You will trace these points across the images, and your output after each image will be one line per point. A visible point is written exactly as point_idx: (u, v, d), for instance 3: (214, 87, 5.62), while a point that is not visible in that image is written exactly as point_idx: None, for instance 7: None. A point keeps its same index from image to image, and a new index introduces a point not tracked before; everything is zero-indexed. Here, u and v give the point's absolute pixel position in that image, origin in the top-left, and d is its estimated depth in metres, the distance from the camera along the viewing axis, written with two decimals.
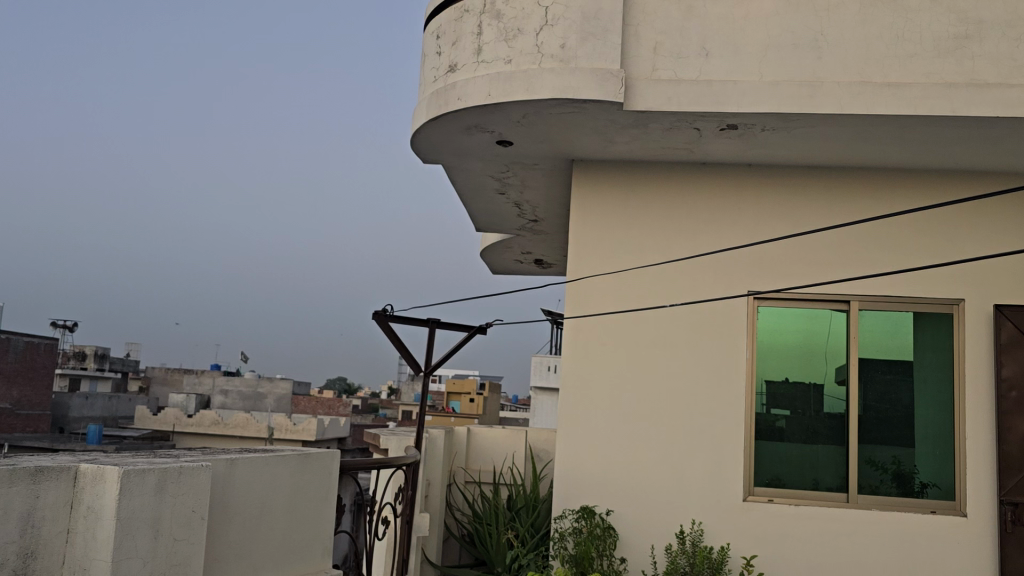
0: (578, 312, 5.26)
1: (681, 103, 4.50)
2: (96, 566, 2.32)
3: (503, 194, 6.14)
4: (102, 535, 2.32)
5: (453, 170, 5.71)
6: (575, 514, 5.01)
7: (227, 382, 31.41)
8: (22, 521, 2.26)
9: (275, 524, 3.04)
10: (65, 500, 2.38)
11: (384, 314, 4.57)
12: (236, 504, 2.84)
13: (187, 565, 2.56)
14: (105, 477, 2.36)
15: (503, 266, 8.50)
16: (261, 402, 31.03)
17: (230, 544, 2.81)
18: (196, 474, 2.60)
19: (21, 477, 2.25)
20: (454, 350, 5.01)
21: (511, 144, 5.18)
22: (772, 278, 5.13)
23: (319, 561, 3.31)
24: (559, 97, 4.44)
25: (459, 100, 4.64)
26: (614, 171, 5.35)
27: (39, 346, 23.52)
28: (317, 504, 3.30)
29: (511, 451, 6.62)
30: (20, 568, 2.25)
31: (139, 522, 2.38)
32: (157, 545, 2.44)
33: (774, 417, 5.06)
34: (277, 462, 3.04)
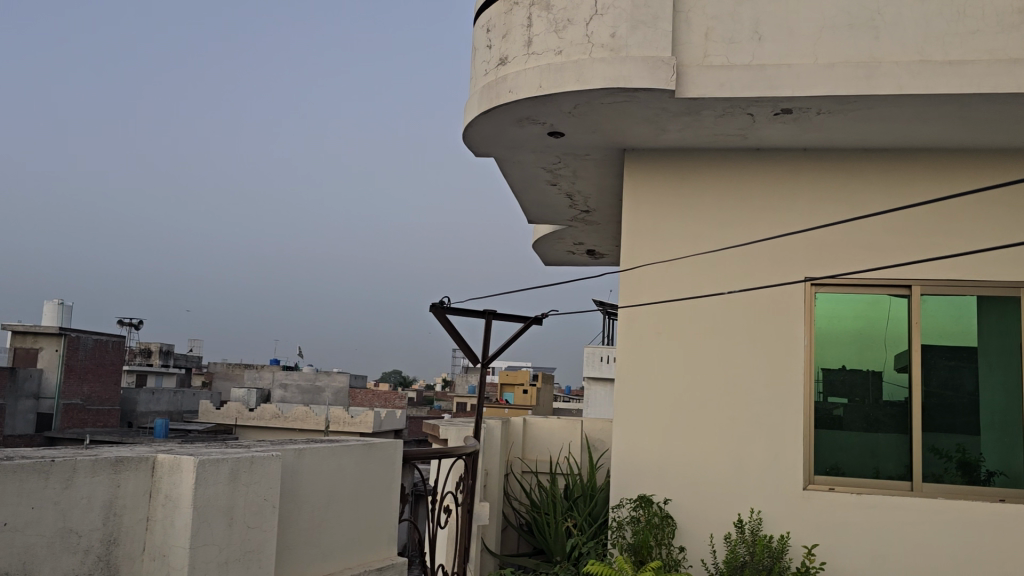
0: (632, 301, 5.25)
1: (734, 88, 4.46)
2: (175, 552, 2.41)
3: (555, 185, 6.16)
4: (180, 522, 2.42)
5: (506, 162, 5.74)
6: (632, 503, 5.02)
7: (285, 376, 32.04)
8: (104, 509, 2.36)
9: (341, 513, 3.11)
10: (144, 489, 2.49)
11: (441, 306, 4.62)
12: (304, 493, 2.92)
13: (260, 551, 2.64)
14: (182, 466, 2.45)
15: (556, 258, 8.52)
16: (319, 395, 31.52)
17: (299, 533, 2.89)
18: (267, 464, 2.68)
19: (102, 467, 2.36)
20: (510, 341, 5.05)
21: (563, 135, 5.19)
22: (829, 264, 5.06)
23: (384, 548, 3.38)
24: (609, 86, 4.44)
25: (510, 93, 4.66)
26: (667, 159, 5.33)
27: (108, 343, 24.25)
28: (382, 493, 3.37)
29: (568, 441, 6.66)
30: (104, 554, 2.36)
31: (214, 510, 2.47)
32: (231, 532, 2.52)
33: (832, 406, 5.00)
34: (342, 453, 3.12)
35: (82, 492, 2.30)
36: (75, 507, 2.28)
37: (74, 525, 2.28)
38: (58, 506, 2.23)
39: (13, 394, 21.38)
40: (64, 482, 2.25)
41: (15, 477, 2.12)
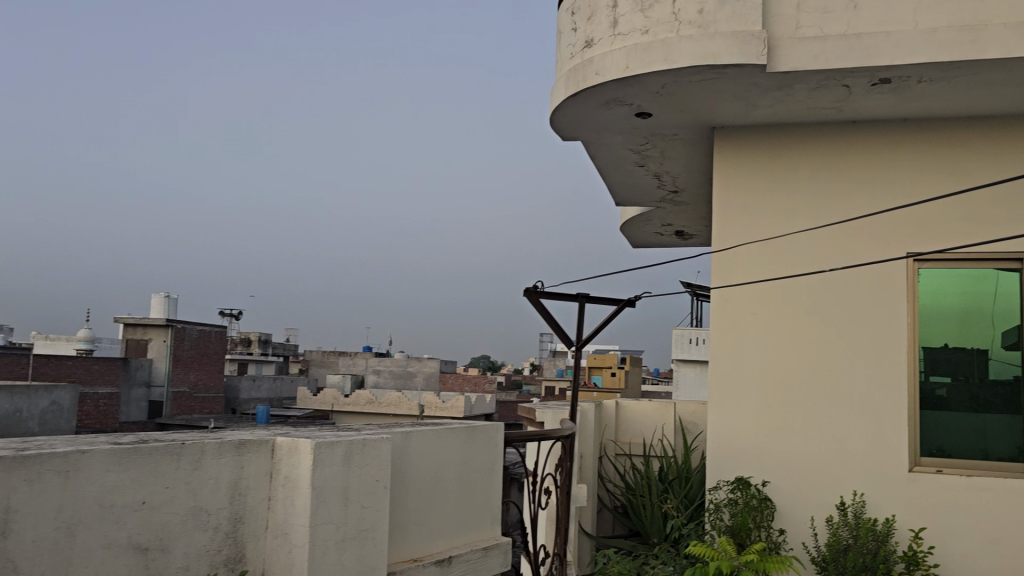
0: (725, 282, 5.19)
1: (829, 60, 4.32)
2: (295, 530, 2.53)
3: (643, 166, 6.10)
4: (300, 502, 2.53)
5: (593, 145, 5.72)
6: (730, 485, 4.97)
7: (376, 363, 32.79)
8: (230, 489, 2.49)
9: (447, 494, 3.20)
10: (265, 471, 2.61)
11: (534, 291, 4.66)
12: (411, 474, 3.01)
13: (374, 530, 2.74)
14: (300, 449, 2.56)
15: (644, 240, 8.44)
16: (410, 382, 32.05)
17: (408, 512, 2.99)
18: (378, 445, 2.77)
19: (228, 449, 2.48)
20: (604, 323, 5.05)
21: (651, 116, 5.14)
22: (932, 239, 4.87)
23: (488, 528, 3.45)
24: (698, 64, 4.37)
25: (597, 75, 4.64)
26: (758, 136, 5.22)
27: (213, 333, 25.31)
28: (485, 475, 3.44)
29: (661, 423, 6.63)
30: (231, 532, 2.49)
31: (331, 490, 2.57)
32: (346, 512, 2.62)
33: (934, 385, 4.82)
34: (447, 435, 3.19)
35: (210, 473, 2.44)
36: (204, 487, 2.41)
37: (203, 504, 2.41)
38: (189, 486, 2.37)
39: (127, 383, 22.56)
40: (194, 464, 2.39)
41: (150, 459, 2.26)
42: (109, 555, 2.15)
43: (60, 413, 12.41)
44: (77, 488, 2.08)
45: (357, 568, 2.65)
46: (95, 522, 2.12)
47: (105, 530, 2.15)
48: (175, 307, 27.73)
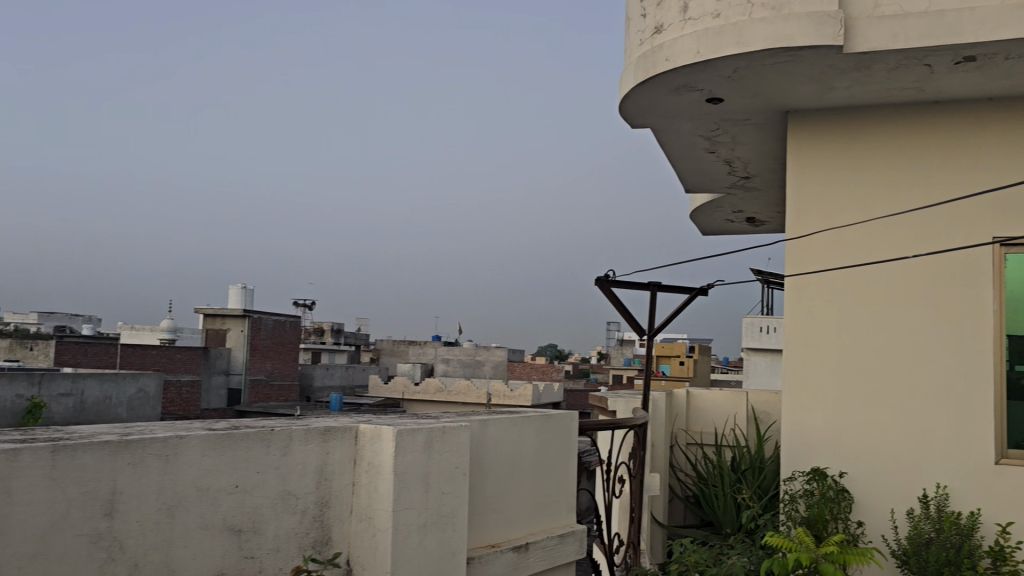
0: (799, 270, 5.12)
1: (909, 39, 4.19)
2: (379, 515, 2.59)
3: (713, 152, 6.02)
4: (383, 487, 2.59)
5: (663, 132, 5.67)
6: (805, 476, 4.89)
7: (444, 351, 33.11)
8: (317, 474, 2.57)
9: (523, 481, 3.24)
10: (350, 457, 2.69)
11: (606, 280, 4.65)
12: (488, 461, 3.05)
13: (454, 515, 2.79)
14: (382, 436, 2.63)
15: (714, 227, 8.32)
16: (478, 370, 32.25)
17: (486, 499, 3.04)
18: (457, 433, 2.82)
19: (314, 436, 2.56)
20: (676, 312, 5.01)
21: (722, 102, 5.07)
22: (1020, 222, 4.68)
23: (564, 516, 3.48)
24: (772, 47, 4.28)
25: (667, 61, 4.59)
26: (834, 120, 5.10)
27: (287, 323, 25.95)
28: (560, 463, 3.47)
29: (733, 413, 6.55)
30: (318, 515, 2.57)
31: (413, 476, 2.63)
32: (427, 497, 2.68)
33: (1019, 375, 4.61)
34: (523, 423, 3.23)
35: (298, 459, 2.52)
36: (293, 472, 2.50)
37: (292, 488, 2.50)
38: (278, 471, 2.46)
39: (207, 371, 23.32)
40: (283, 449, 2.47)
41: (243, 444, 2.34)
42: (206, 535, 2.25)
43: (146, 400, 12.89)
44: (177, 471, 2.17)
45: (438, 552, 2.71)
46: (193, 504, 2.21)
47: (202, 511, 2.24)
48: (252, 298, 28.55)
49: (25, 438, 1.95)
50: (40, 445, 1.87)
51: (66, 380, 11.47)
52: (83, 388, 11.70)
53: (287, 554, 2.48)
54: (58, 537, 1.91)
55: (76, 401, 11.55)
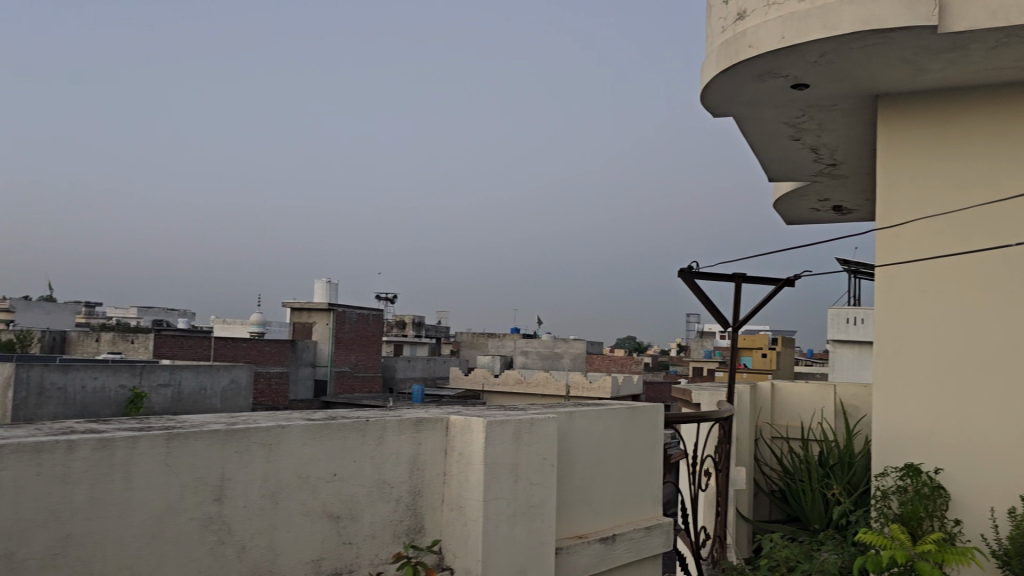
0: (890, 259, 4.99)
1: (1009, 16, 4.01)
2: (470, 504, 2.65)
3: (798, 140, 5.88)
4: (474, 477, 2.65)
5: (746, 120, 5.56)
6: (898, 472, 4.77)
7: (522, 343, 33.24)
8: (409, 464, 2.64)
9: (609, 473, 3.25)
10: (441, 447, 2.75)
11: (689, 272, 4.61)
12: (575, 453, 3.08)
13: (543, 506, 2.82)
14: (472, 427, 2.68)
15: (798, 216, 8.13)
16: (557, 362, 32.24)
17: (573, 490, 3.07)
18: (545, 424, 2.85)
19: (407, 426, 2.63)
20: (762, 303, 4.93)
21: (808, 87, 4.95)
22: None
23: (650, 508, 3.48)
24: (862, 29, 4.15)
25: (751, 48, 4.51)
26: (927, 103, 4.91)
27: (369, 316, 26.50)
28: (646, 455, 3.46)
29: (820, 406, 6.40)
30: (412, 503, 2.64)
31: (502, 467, 2.67)
32: (516, 487, 2.72)
33: None
34: (609, 415, 3.24)
35: (392, 449, 2.59)
36: (387, 461, 2.57)
37: (386, 477, 2.57)
38: (373, 460, 2.53)
39: (294, 363, 24.00)
40: (378, 439, 2.55)
41: (340, 434, 2.43)
42: (307, 521, 2.33)
43: (239, 390, 13.36)
44: (279, 459, 2.26)
45: (527, 542, 2.74)
46: (294, 491, 2.30)
47: (303, 498, 2.32)
48: (336, 292, 29.26)
49: (141, 426, 2.05)
50: (156, 433, 1.97)
51: (165, 371, 12.01)
52: (181, 379, 12.23)
53: (382, 542, 2.55)
54: (173, 520, 2.01)
55: (175, 392, 12.09)
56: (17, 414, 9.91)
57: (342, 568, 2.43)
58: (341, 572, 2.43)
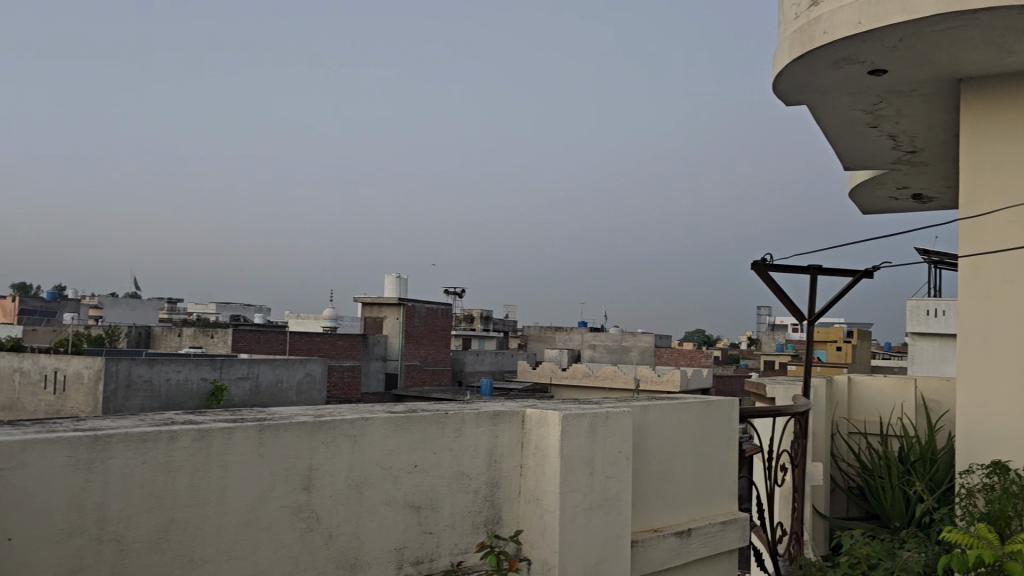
0: (975, 249, 4.83)
1: None
2: (546, 497, 2.68)
3: (876, 127, 5.72)
4: (550, 470, 2.68)
5: (820, 109, 5.44)
6: (984, 470, 4.61)
7: (591, 337, 33.14)
8: (488, 456, 2.69)
9: (684, 468, 3.24)
10: (518, 440, 2.79)
11: (763, 264, 4.55)
12: (650, 447, 3.08)
13: (618, 499, 2.83)
14: (548, 421, 2.70)
15: (876, 205, 7.91)
16: (626, 356, 32.01)
17: (648, 484, 3.07)
18: (620, 418, 2.86)
19: (484, 419, 2.68)
20: (839, 296, 4.83)
21: (886, 73, 4.81)
22: None
23: (726, 503, 3.45)
24: (942, 12, 4.02)
25: (825, 35, 4.41)
26: (1015, 85, 4.72)
27: (439, 310, 26.80)
28: (721, 450, 3.44)
29: (900, 401, 6.24)
30: (489, 495, 2.69)
31: (578, 460, 2.69)
32: (592, 480, 2.73)
33: None
34: (683, 409, 3.23)
35: (470, 441, 2.64)
36: (466, 453, 2.62)
37: (466, 468, 2.62)
38: (452, 452, 2.59)
39: (366, 357, 24.46)
40: (456, 432, 2.60)
41: (421, 426, 2.49)
42: (390, 511, 2.40)
43: (315, 383, 13.70)
44: (363, 451, 2.33)
45: (604, 535, 2.76)
46: (377, 482, 2.37)
47: (386, 489, 2.39)
48: (406, 287, 29.67)
49: (235, 418, 2.14)
50: (249, 425, 2.06)
51: (244, 365, 12.41)
52: (259, 372, 12.62)
53: (462, 532, 2.61)
54: (266, 508, 2.09)
55: (253, 384, 12.48)
56: (107, 406, 10.38)
57: (423, 556, 2.50)
58: (423, 560, 2.49)
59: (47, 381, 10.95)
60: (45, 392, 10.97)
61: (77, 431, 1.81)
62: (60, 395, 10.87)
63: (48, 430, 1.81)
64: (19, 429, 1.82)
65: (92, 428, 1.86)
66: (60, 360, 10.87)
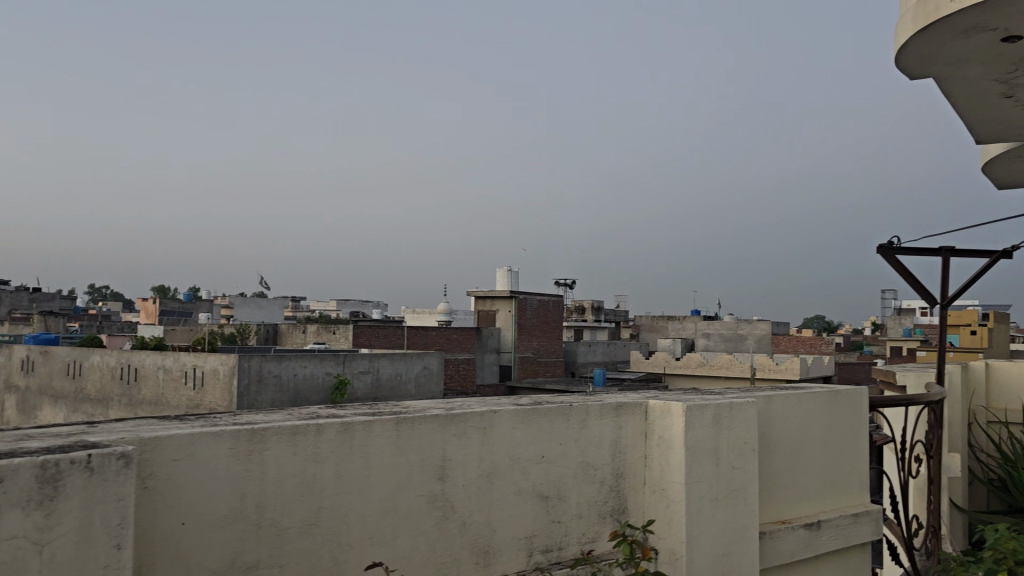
0: None
1: None
2: (672, 487, 2.68)
3: (1011, 97, 5.39)
4: (675, 461, 2.68)
5: (948, 82, 5.17)
6: None
7: (704, 326, 32.49)
8: (612, 447, 2.72)
9: (812, 458, 3.17)
10: (641, 431, 2.81)
11: (890, 248, 4.38)
12: (776, 438, 3.03)
13: (745, 490, 2.81)
14: (672, 411, 2.71)
15: (1013, 180, 7.45)
16: (742, 344, 31.21)
17: (775, 475, 3.03)
18: (745, 409, 2.83)
19: (608, 411, 2.71)
20: (974, 278, 4.59)
21: (1021, 39, 4.53)
22: None
23: (856, 495, 3.36)
24: None
25: (952, 3, 4.19)
26: None
27: (550, 303, 26.92)
28: (850, 440, 3.34)
29: None
30: (615, 485, 2.72)
31: (704, 450, 2.68)
32: (718, 471, 2.72)
33: None
34: (810, 399, 3.16)
35: (595, 432, 2.68)
36: (591, 444, 2.66)
37: (591, 459, 2.66)
38: (578, 444, 2.63)
39: (481, 350, 24.84)
40: (581, 423, 2.64)
41: (547, 418, 2.55)
42: (520, 500, 2.47)
43: (434, 377, 14.02)
44: (493, 442, 2.41)
45: (731, 526, 2.75)
46: (507, 472, 2.44)
47: (515, 479, 2.46)
48: (517, 279, 29.93)
49: (373, 411, 2.26)
50: (387, 418, 2.17)
51: (365, 360, 12.85)
52: (380, 366, 13.03)
53: (589, 521, 2.65)
54: (404, 497, 2.20)
55: (374, 378, 12.91)
56: (242, 400, 10.97)
57: (553, 545, 2.56)
58: (552, 549, 2.55)
59: (187, 377, 11.65)
60: (185, 387, 11.68)
61: (236, 425, 1.96)
62: (200, 390, 11.56)
63: (211, 424, 1.97)
64: (185, 423, 1.98)
65: (249, 422, 2.00)
66: (199, 357, 11.55)
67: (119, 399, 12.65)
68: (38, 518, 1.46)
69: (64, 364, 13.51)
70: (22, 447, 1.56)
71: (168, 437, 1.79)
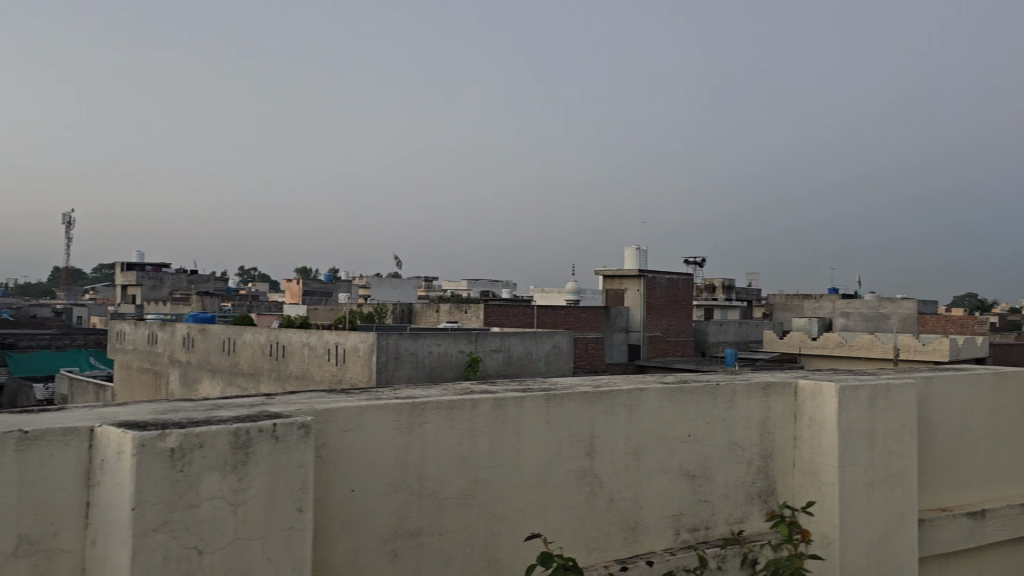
0: None
1: None
2: (824, 470, 2.61)
3: None
4: (827, 443, 2.61)
5: None
6: None
7: (843, 304, 31.03)
8: (760, 427, 2.68)
9: (975, 443, 3.01)
10: (791, 412, 2.74)
11: None
12: (935, 421, 2.89)
13: (903, 475, 2.70)
14: (824, 392, 2.63)
15: None
16: (885, 324, 29.61)
17: (934, 460, 2.89)
18: (903, 391, 2.71)
19: (756, 391, 2.66)
20: None
21: None
22: None
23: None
24: None
25: None
26: None
27: (680, 281, 26.41)
28: (1017, 425, 3.14)
29: None
30: (763, 466, 2.68)
31: (858, 432, 2.59)
32: (873, 454, 2.62)
33: None
34: (972, 381, 2.99)
35: (743, 412, 2.64)
36: (738, 424, 2.63)
37: (739, 439, 2.63)
38: (725, 423, 2.60)
39: (608, 329, 24.73)
40: (729, 403, 2.61)
41: (693, 396, 2.53)
42: (667, 478, 2.47)
43: (565, 356, 14.06)
44: (640, 420, 2.41)
45: (887, 512, 2.65)
46: (654, 450, 2.45)
47: (662, 457, 2.46)
48: (645, 258, 29.54)
49: (524, 388, 2.32)
50: (537, 395, 2.21)
51: (496, 338, 13.06)
52: (512, 345, 13.20)
53: (737, 502, 2.63)
54: (554, 471, 2.24)
55: (506, 356, 13.08)
56: (381, 376, 11.40)
57: (700, 524, 2.55)
58: (699, 528, 2.55)
59: (330, 353, 12.21)
60: (329, 363, 12.24)
61: (398, 399, 2.05)
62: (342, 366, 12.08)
63: (375, 398, 2.08)
64: (351, 396, 2.10)
65: (409, 397, 2.10)
66: (341, 334, 12.07)
67: (268, 374, 13.41)
68: (233, 481, 1.59)
69: (220, 342, 14.44)
70: (216, 416, 1.70)
71: (339, 410, 1.90)
